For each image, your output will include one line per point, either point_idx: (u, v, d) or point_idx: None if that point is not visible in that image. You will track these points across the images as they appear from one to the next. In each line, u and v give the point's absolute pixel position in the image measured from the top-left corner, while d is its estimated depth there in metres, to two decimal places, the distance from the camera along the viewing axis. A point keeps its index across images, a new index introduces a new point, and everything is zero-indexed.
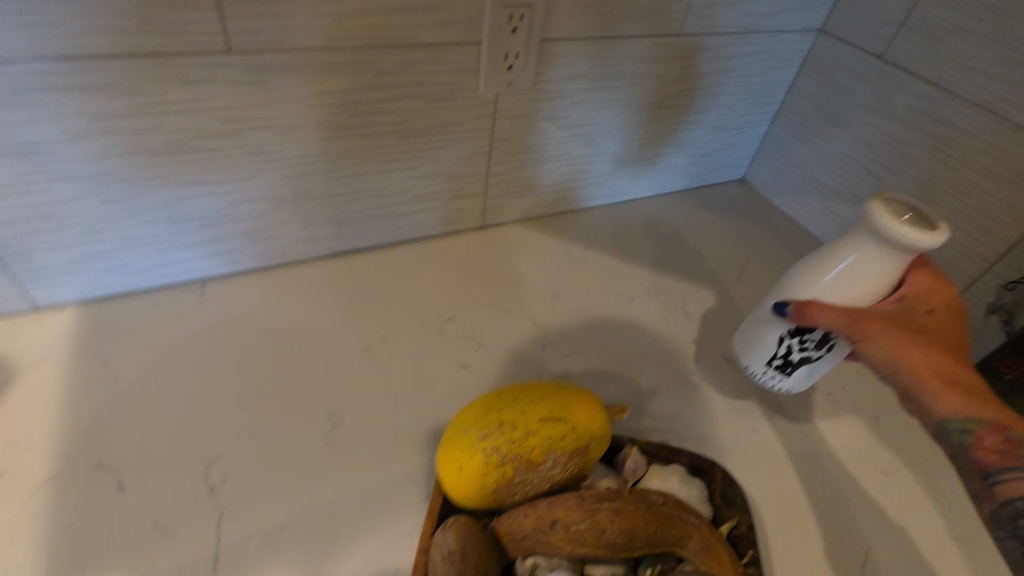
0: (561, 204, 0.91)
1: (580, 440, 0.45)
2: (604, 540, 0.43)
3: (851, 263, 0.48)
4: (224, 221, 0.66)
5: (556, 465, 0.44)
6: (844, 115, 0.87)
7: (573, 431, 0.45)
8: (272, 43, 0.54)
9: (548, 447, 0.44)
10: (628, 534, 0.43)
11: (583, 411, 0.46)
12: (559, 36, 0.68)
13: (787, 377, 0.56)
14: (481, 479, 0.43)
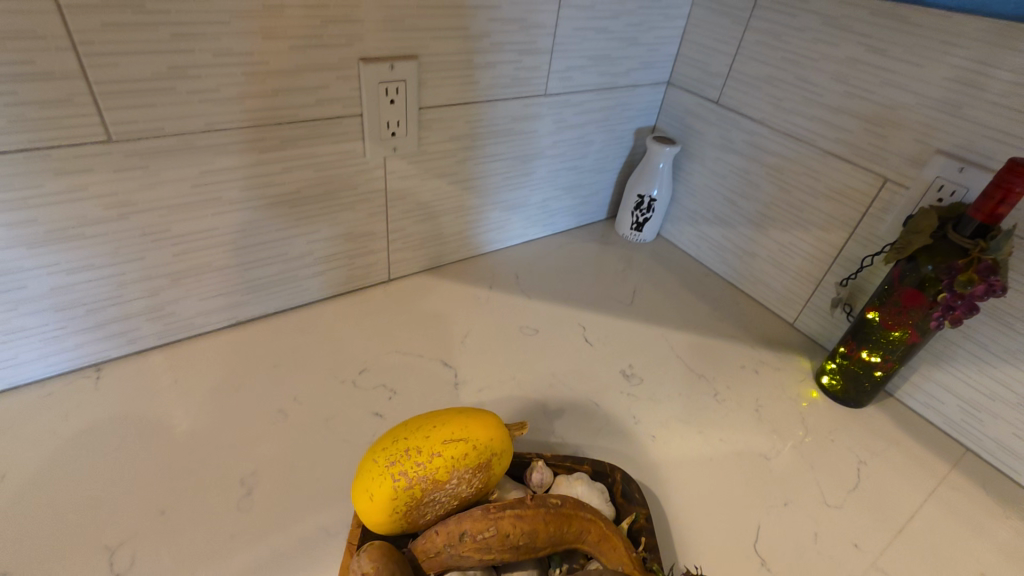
0: (464, 251, 0.96)
1: (482, 456, 0.51)
2: (508, 544, 0.48)
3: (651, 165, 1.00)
4: (115, 301, 0.65)
5: (461, 482, 0.50)
6: (698, 151, 1.00)
7: (473, 448, 0.50)
8: (153, 131, 0.57)
9: (452, 465, 0.49)
10: (530, 535, 0.49)
11: (484, 430, 0.52)
12: (435, 104, 0.75)
13: (641, 234, 1.08)
14: (393, 503, 0.48)
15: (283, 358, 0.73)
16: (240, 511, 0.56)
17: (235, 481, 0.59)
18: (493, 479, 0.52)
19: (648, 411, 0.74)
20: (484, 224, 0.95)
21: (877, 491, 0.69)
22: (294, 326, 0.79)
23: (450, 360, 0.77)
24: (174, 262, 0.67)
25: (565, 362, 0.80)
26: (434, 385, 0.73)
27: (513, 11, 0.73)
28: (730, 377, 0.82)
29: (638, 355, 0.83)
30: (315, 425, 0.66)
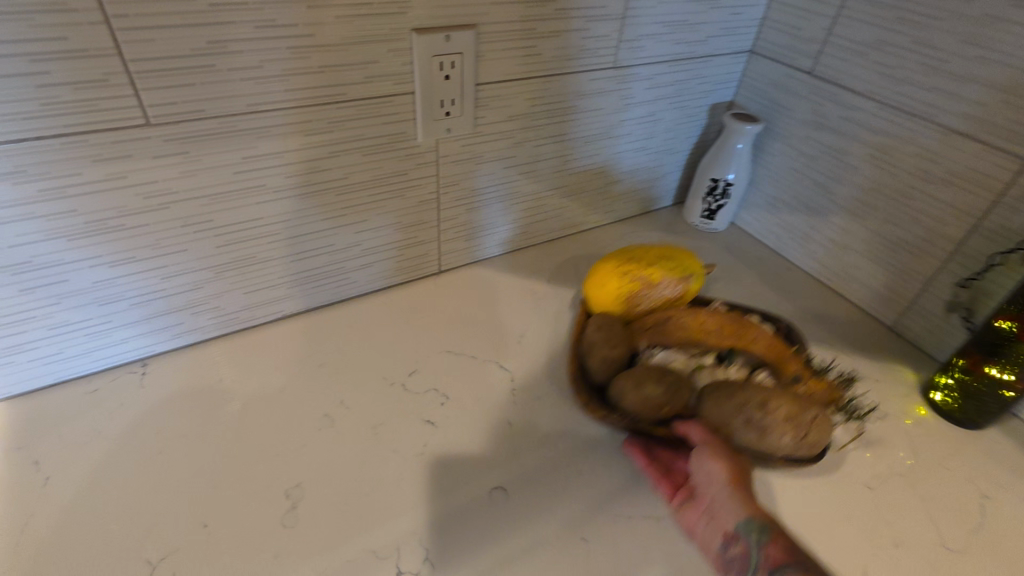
0: (519, 241, 0.89)
1: (684, 272, 0.70)
2: (704, 328, 0.64)
3: (727, 146, 0.90)
4: (160, 294, 0.62)
5: (670, 287, 0.69)
6: (783, 130, 0.88)
7: (681, 266, 0.70)
8: (193, 113, 0.53)
9: (663, 273, 0.68)
10: (717, 326, 0.64)
11: (686, 257, 0.72)
12: (493, 80, 0.68)
13: (713, 222, 0.98)
14: (619, 292, 0.68)
15: (330, 357, 0.69)
16: (286, 528, 0.52)
17: (280, 492, 0.55)
18: (683, 299, 0.70)
19: None
20: (542, 212, 0.87)
21: (1004, 532, 0.59)
22: (341, 322, 0.74)
23: (506, 362, 0.71)
24: (217, 254, 0.63)
25: None
26: (489, 390, 0.67)
27: None
28: None
29: None
30: (363, 432, 0.61)
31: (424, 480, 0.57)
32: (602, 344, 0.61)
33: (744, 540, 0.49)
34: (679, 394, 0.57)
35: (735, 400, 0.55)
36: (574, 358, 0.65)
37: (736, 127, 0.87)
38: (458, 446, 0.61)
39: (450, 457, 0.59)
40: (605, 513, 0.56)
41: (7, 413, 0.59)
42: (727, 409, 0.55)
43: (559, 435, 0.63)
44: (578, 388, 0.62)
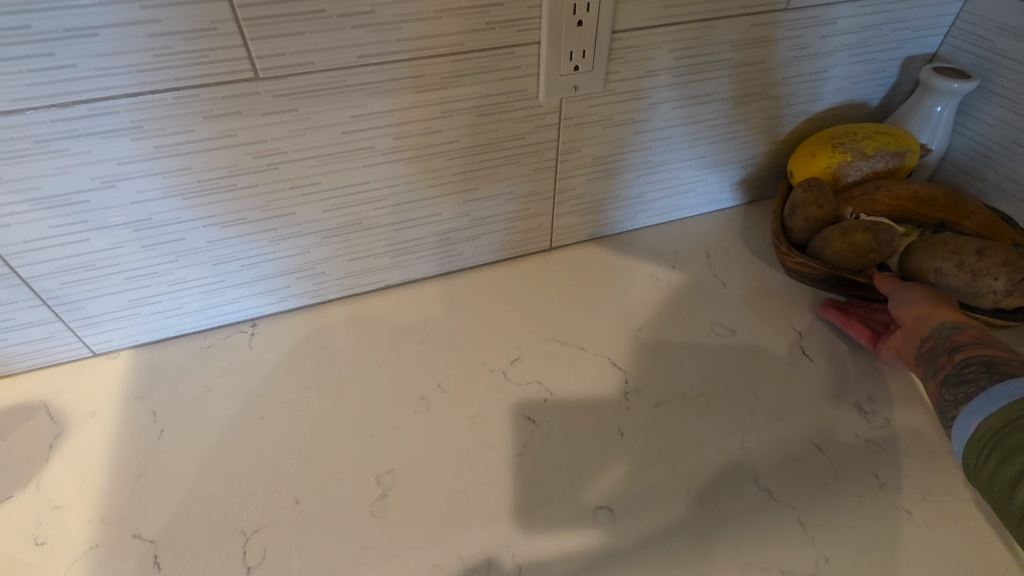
0: (642, 219, 0.78)
1: (902, 146, 0.68)
2: (916, 199, 0.65)
3: (921, 108, 0.71)
4: (269, 256, 0.61)
5: (882, 159, 0.68)
6: (1009, 90, 0.67)
7: (898, 138, 0.68)
8: (303, 66, 0.48)
9: (879, 144, 0.67)
10: (930, 198, 0.64)
11: (905, 131, 0.69)
12: (633, 27, 0.57)
13: None
14: (826, 162, 0.69)
15: (430, 334, 0.65)
16: (375, 516, 0.49)
17: (372, 477, 0.52)
18: (897, 175, 0.70)
19: (896, 468, 0.53)
20: (673, 186, 0.75)
21: None
22: (443, 297, 0.70)
23: (620, 358, 0.62)
24: (324, 219, 0.60)
25: (772, 379, 0.60)
26: (599, 390, 0.59)
27: None
28: None
29: (882, 382, 0.60)
30: (459, 421, 0.56)
31: (520, 484, 0.51)
32: (808, 203, 0.64)
33: (935, 336, 0.52)
34: (886, 244, 0.60)
35: (950, 246, 0.57)
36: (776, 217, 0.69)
37: (943, 84, 0.67)
38: (560, 450, 0.54)
39: (550, 463, 0.53)
40: (731, 558, 0.47)
41: (132, 360, 0.62)
42: (935, 257, 0.58)
43: (679, 453, 0.54)
44: (778, 240, 0.67)
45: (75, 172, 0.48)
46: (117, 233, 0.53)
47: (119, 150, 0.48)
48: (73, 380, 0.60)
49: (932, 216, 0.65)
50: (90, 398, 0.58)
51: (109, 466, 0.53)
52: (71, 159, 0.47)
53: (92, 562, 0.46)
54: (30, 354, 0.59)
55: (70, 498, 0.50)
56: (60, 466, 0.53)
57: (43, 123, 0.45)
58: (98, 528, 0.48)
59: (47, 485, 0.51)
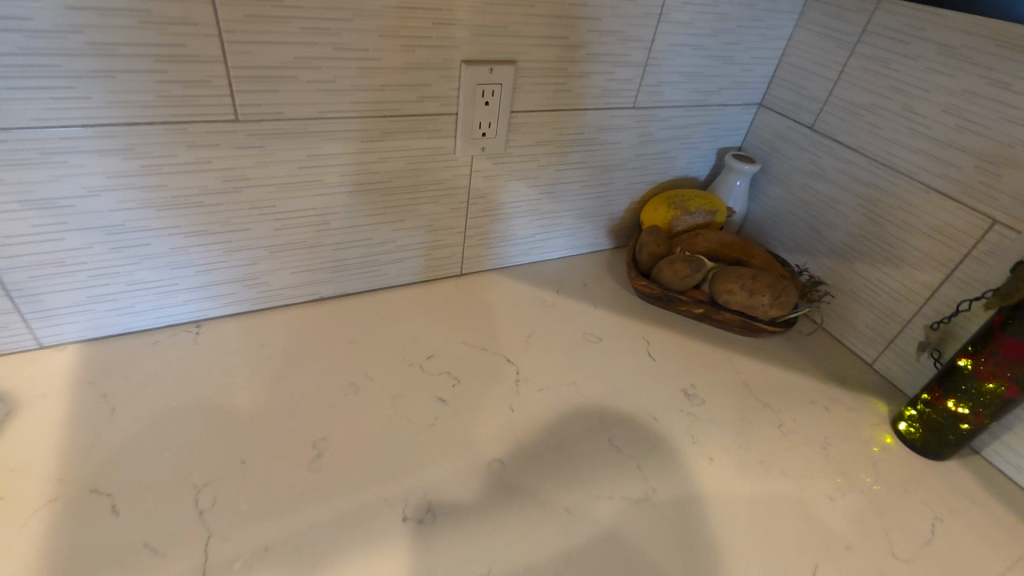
0: (534, 254, 0.97)
1: (714, 207, 0.95)
2: (722, 243, 0.91)
3: (726, 182, 0.99)
4: (223, 265, 0.72)
5: (701, 215, 0.94)
6: (784, 176, 0.97)
7: (712, 201, 0.95)
8: (274, 114, 0.62)
9: (698, 205, 0.94)
10: (731, 243, 0.91)
11: (716, 197, 0.97)
12: (527, 109, 0.77)
13: None
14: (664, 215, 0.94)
15: (358, 337, 0.78)
16: (311, 471, 0.60)
17: (309, 443, 0.63)
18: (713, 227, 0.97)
19: (707, 432, 0.73)
20: (559, 230, 0.96)
21: (950, 550, 0.65)
22: (369, 308, 0.83)
23: (513, 357, 0.79)
24: (274, 236, 0.72)
25: (625, 373, 0.80)
26: (496, 380, 0.75)
27: (613, 22, 0.74)
28: (796, 411, 0.79)
29: (701, 375, 0.81)
30: (382, 402, 0.69)
31: (432, 446, 0.65)
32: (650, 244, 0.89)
33: None
34: (699, 273, 0.85)
35: (737, 274, 0.83)
36: (630, 254, 0.94)
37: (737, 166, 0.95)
38: (464, 421, 0.69)
39: (456, 432, 0.67)
40: (589, 492, 0.63)
41: (79, 352, 0.69)
42: (729, 282, 0.83)
43: (556, 423, 0.70)
44: (631, 271, 0.91)
45: (66, 181, 0.58)
46: (90, 235, 0.62)
47: (109, 166, 0.58)
48: (19, 368, 0.66)
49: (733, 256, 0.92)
50: (39, 383, 0.64)
51: (62, 437, 0.59)
52: (66, 170, 0.57)
53: (51, 512, 0.53)
54: None
55: (25, 463, 0.56)
56: (14, 437, 0.59)
57: (48, 137, 0.54)
58: (54, 486, 0.55)
59: (1, 453, 0.57)
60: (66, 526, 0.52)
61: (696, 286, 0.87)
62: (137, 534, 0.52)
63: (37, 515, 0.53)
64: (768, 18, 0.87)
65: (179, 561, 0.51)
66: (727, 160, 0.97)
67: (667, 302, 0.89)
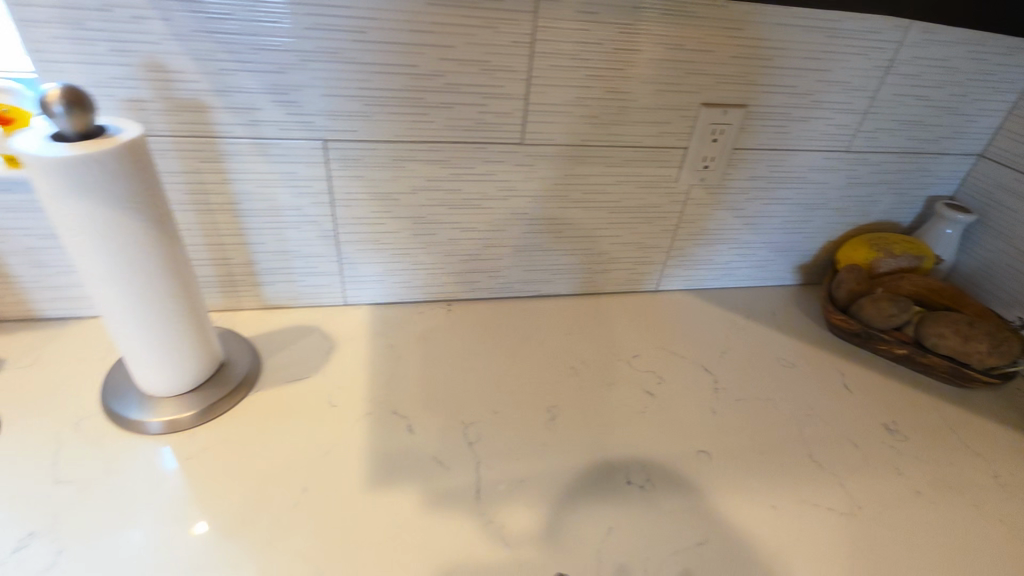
0: (724, 281, 1.05)
1: (920, 252, 0.96)
2: (929, 289, 0.91)
3: (935, 229, 0.98)
4: (478, 257, 0.89)
5: (905, 259, 0.95)
6: (1004, 228, 0.94)
7: (917, 247, 0.96)
8: (549, 139, 0.78)
9: (903, 248, 0.95)
10: (939, 289, 0.90)
11: (922, 243, 0.97)
12: (747, 147, 0.86)
13: None
14: (865, 256, 0.96)
15: (572, 330, 0.90)
16: (547, 429, 0.72)
17: (543, 407, 0.76)
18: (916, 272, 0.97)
19: (911, 467, 0.74)
20: (752, 260, 1.03)
21: None
22: (578, 308, 0.96)
23: (709, 367, 0.86)
24: (521, 238, 0.88)
25: (820, 398, 0.83)
26: (696, 384, 0.83)
27: (840, 74, 0.82)
28: (1012, 465, 0.76)
29: (901, 413, 0.82)
30: (598, 385, 0.80)
31: (644, 428, 0.74)
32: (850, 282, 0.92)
33: None
34: (905, 314, 0.86)
35: (950, 318, 0.83)
36: (825, 290, 0.97)
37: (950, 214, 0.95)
38: (670, 413, 0.77)
39: (663, 421, 0.76)
40: (792, 495, 0.68)
41: (369, 312, 0.89)
42: (941, 326, 0.83)
43: (755, 430, 0.76)
44: (826, 306, 0.95)
45: (401, 181, 0.77)
46: (402, 222, 0.82)
47: (431, 172, 0.77)
48: (331, 317, 0.87)
49: (940, 303, 0.91)
50: (346, 330, 0.85)
51: (366, 371, 0.78)
52: (403, 173, 0.76)
53: (366, 422, 0.71)
54: (311, 294, 0.87)
55: (345, 385, 0.76)
56: (335, 366, 0.78)
57: (401, 148, 0.74)
58: (366, 404, 0.73)
59: (328, 375, 0.77)
60: (377, 434, 0.69)
61: (899, 327, 0.88)
62: (426, 449, 0.68)
63: (358, 422, 0.71)
64: (1001, 72, 0.88)
65: (458, 475, 0.65)
66: (937, 208, 0.98)
67: (865, 339, 0.91)
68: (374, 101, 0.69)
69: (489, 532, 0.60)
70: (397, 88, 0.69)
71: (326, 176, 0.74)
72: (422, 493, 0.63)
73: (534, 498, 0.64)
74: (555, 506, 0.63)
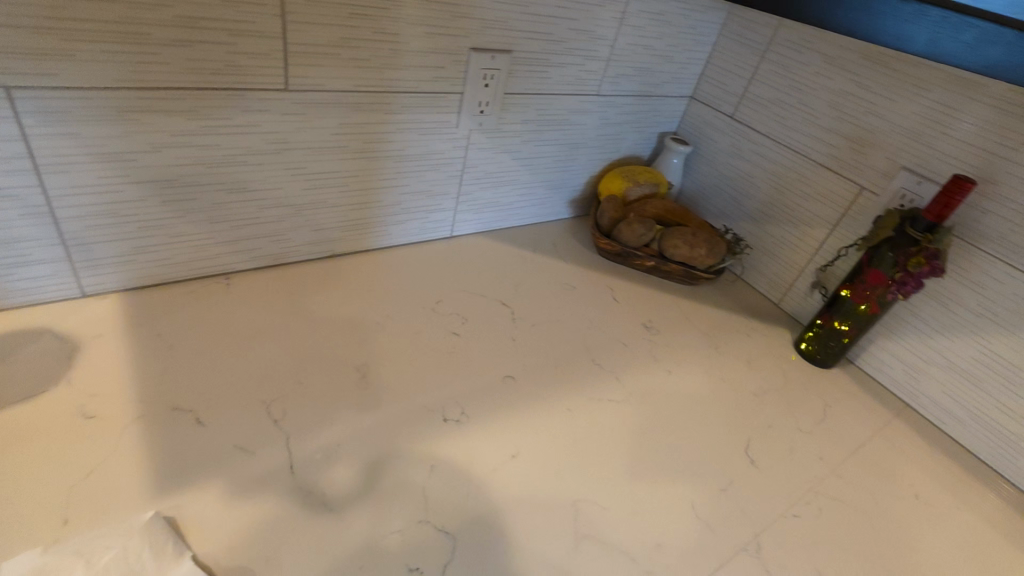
0: (511, 220, 1.13)
1: (657, 180, 1.15)
2: (666, 210, 1.11)
3: (665, 160, 1.19)
4: (255, 221, 0.80)
5: (648, 186, 1.14)
6: (711, 155, 1.19)
7: (655, 176, 1.16)
8: (316, 85, 0.72)
9: (646, 178, 1.14)
10: (672, 209, 1.11)
11: (658, 173, 1.18)
12: (515, 91, 0.91)
13: None
14: (619, 186, 1.13)
15: (372, 286, 0.89)
16: (359, 387, 0.71)
17: (352, 367, 0.74)
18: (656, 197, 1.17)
19: (665, 352, 0.92)
20: (532, 199, 1.12)
21: (837, 424, 0.88)
22: (376, 263, 0.94)
23: (506, 301, 0.94)
24: (302, 196, 0.82)
25: (596, 312, 0.97)
26: (496, 318, 0.89)
27: (584, 23, 0.90)
28: (726, 337, 1.00)
29: (654, 313, 1.01)
30: (406, 336, 0.81)
31: (454, 367, 0.78)
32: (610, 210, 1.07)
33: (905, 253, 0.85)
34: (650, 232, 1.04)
35: (680, 232, 1.03)
36: (592, 219, 1.12)
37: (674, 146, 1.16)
38: (476, 348, 0.83)
39: (471, 357, 0.81)
40: (581, 396, 0.80)
41: (121, 300, 0.74)
42: (675, 239, 1.03)
43: (548, 348, 0.86)
44: (594, 233, 1.09)
45: (134, 137, 0.64)
46: (146, 189, 0.68)
47: (173, 125, 0.65)
48: (66, 314, 0.70)
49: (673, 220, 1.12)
50: (91, 326, 0.70)
51: (130, 369, 0.66)
52: (135, 127, 0.63)
53: (141, 427, 0.60)
54: (31, 289, 0.69)
55: (104, 390, 0.63)
56: (85, 371, 0.65)
57: (125, 97, 0.61)
58: (137, 406, 0.62)
59: (76, 383, 0.63)
60: (158, 436, 0.60)
61: (647, 244, 1.06)
62: (225, 437, 0.61)
63: (129, 429, 0.60)
64: (701, 26, 1.07)
65: (267, 455, 0.61)
66: (666, 142, 1.18)
67: (625, 258, 1.08)
68: (74, 36, 0.55)
69: (308, 501, 0.58)
70: (108, 21, 0.56)
71: (20, 136, 0.58)
72: (226, 484, 0.57)
73: (355, 457, 0.63)
74: (377, 459, 0.63)
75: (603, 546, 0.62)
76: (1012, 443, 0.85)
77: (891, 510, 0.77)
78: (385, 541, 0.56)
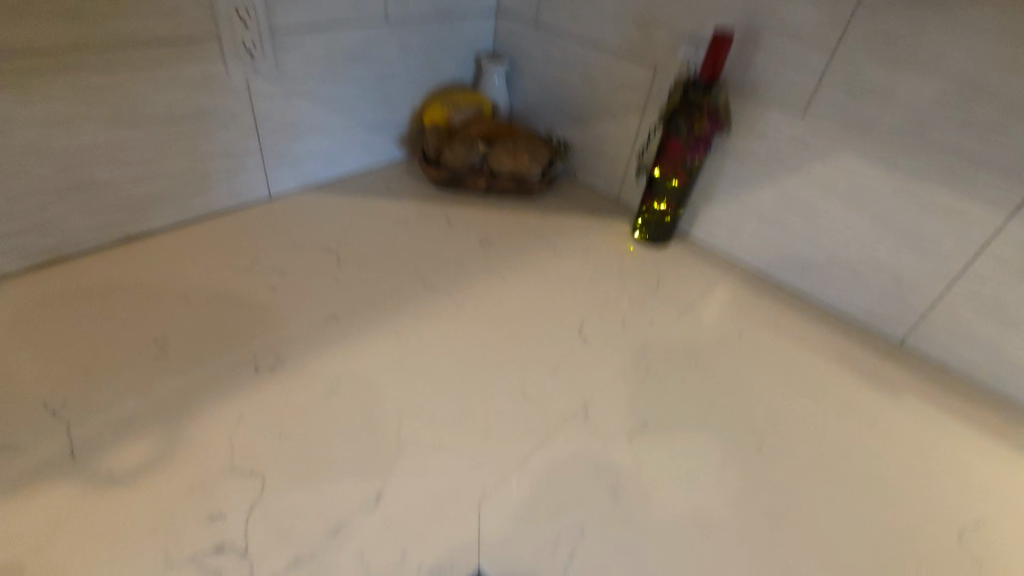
0: (337, 169, 1.08)
1: (478, 100, 1.15)
2: (490, 127, 1.11)
3: (485, 80, 1.18)
4: (8, 216, 0.72)
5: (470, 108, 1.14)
6: (528, 66, 1.18)
7: (476, 96, 1.15)
8: (20, 47, 0.64)
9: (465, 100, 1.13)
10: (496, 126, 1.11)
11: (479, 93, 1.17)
12: (285, 27, 0.86)
13: None
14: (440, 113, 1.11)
15: (177, 260, 0.83)
16: (158, 359, 0.67)
17: (151, 342, 0.70)
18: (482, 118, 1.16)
19: (501, 262, 0.93)
20: (353, 143, 1.08)
21: (669, 293, 0.93)
22: (183, 238, 0.88)
23: (331, 247, 0.91)
24: (59, 178, 0.74)
25: (431, 240, 0.97)
26: (320, 264, 0.86)
27: None
28: (564, 237, 1.02)
29: (492, 230, 1.01)
30: (216, 300, 0.77)
31: (270, 319, 0.75)
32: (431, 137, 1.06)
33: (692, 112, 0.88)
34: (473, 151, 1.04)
35: (501, 145, 1.03)
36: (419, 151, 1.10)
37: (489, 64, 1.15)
38: (296, 297, 0.80)
39: (290, 305, 0.78)
40: (410, 318, 0.79)
41: None
42: (497, 153, 1.04)
43: (377, 282, 0.85)
44: (422, 164, 1.08)
45: None
46: None
47: None
48: None
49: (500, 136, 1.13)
50: None
51: None
52: None
53: None
54: None
55: None
56: None
57: None
58: None
59: None
60: None
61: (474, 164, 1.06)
62: None
63: None
64: None
65: (45, 447, 0.56)
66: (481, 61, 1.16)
67: (458, 183, 1.08)
68: None
69: (95, 481, 0.54)
70: None
71: None
72: None
73: (151, 427, 0.60)
74: (176, 423, 0.60)
75: (428, 447, 0.63)
76: (820, 272, 0.93)
77: (717, 353, 0.82)
78: (185, 497, 0.54)
